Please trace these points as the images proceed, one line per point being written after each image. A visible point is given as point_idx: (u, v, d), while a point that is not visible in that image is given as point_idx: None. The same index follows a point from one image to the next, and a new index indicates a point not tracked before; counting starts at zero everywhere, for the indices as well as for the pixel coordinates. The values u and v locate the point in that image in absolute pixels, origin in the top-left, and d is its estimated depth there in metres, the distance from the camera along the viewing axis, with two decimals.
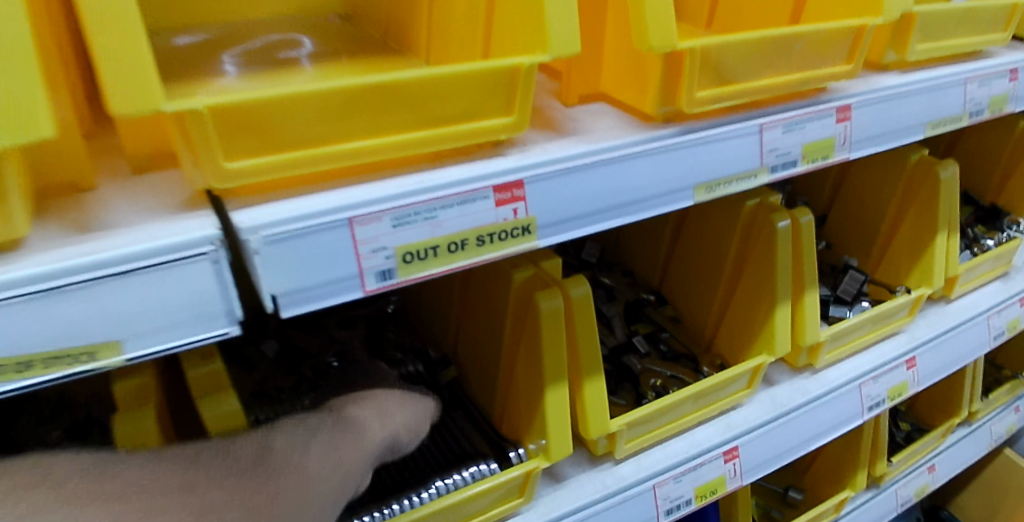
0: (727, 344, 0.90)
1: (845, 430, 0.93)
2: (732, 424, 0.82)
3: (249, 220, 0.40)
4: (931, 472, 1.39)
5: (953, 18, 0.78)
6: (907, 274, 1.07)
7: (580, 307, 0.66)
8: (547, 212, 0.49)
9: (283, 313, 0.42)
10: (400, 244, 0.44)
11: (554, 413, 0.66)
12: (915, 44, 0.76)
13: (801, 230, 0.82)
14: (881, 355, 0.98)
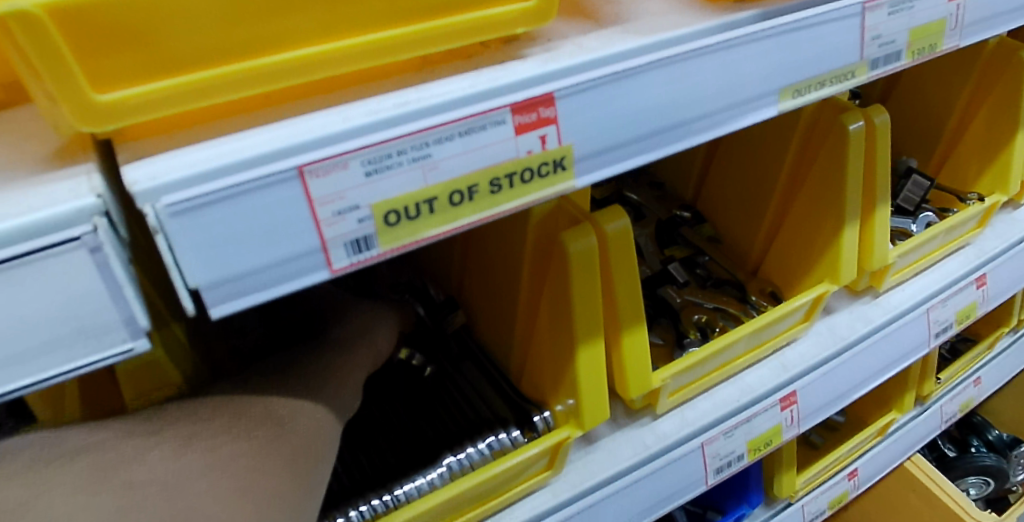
0: (775, 269, 0.77)
1: (909, 360, 0.82)
2: (788, 364, 0.70)
3: (145, 180, 0.26)
4: (977, 385, 1.30)
5: None
6: (978, 178, 0.92)
7: (618, 246, 0.52)
8: (590, 139, 0.35)
9: (211, 312, 0.28)
10: (379, 200, 0.30)
11: (588, 375, 0.54)
12: None
13: (874, 132, 0.67)
14: (949, 273, 0.86)
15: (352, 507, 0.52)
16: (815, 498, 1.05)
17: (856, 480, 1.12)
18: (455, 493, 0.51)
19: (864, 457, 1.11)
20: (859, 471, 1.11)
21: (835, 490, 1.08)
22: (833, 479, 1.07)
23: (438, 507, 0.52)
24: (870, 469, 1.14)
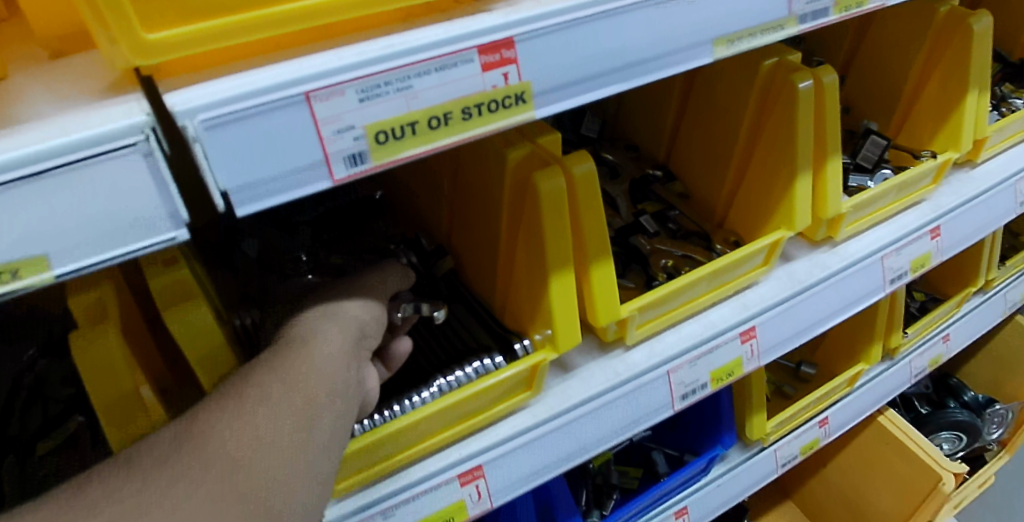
0: (739, 221, 0.84)
1: (865, 304, 0.89)
2: (748, 304, 0.78)
3: (182, 101, 0.33)
4: (946, 341, 1.37)
5: None
6: (932, 138, 0.98)
7: (584, 187, 0.59)
8: (546, 77, 0.42)
9: (237, 211, 0.36)
10: (370, 122, 0.37)
11: (560, 303, 0.61)
12: None
13: (823, 91, 0.74)
14: (904, 225, 0.92)
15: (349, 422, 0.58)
16: (787, 443, 1.13)
17: (827, 429, 1.19)
18: (445, 405, 0.58)
19: (834, 407, 1.18)
20: (829, 420, 1.18)
21: (807, 437, 1.15)
22: (804, 426, 1.15)
23: (427, 419, 0.58)
24: (841, 419, 1.21)
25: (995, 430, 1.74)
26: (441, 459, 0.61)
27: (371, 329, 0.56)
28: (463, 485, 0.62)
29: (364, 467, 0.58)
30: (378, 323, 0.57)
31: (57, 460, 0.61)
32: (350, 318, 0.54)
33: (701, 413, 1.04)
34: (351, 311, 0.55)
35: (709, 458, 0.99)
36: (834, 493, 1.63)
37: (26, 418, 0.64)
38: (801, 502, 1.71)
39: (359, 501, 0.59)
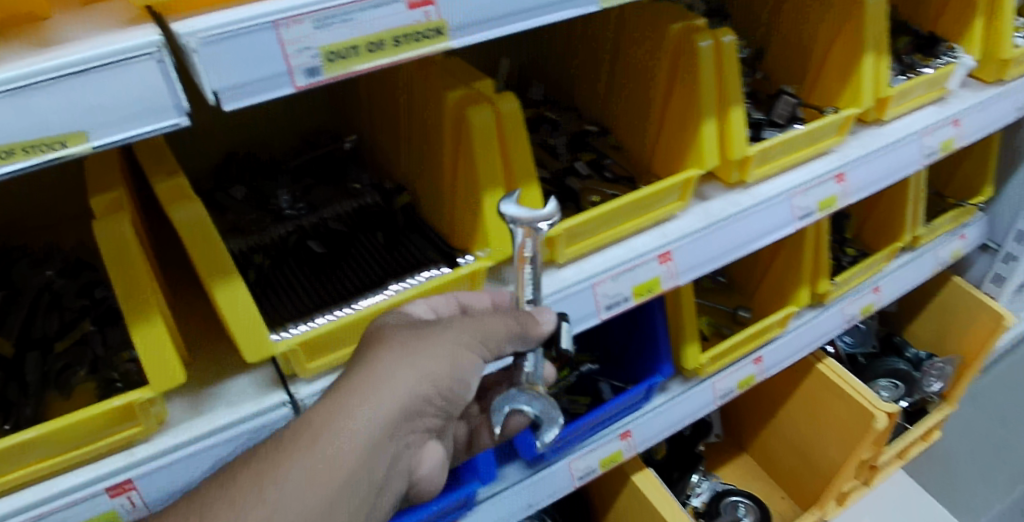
0: (662, 166, 0.96)
1: (775, 237, 1.02)
2: (666, 233, 0.91)
3: (187, 26, 0.47)
4: (876, 292, 1.51)
5: None
6: (837, 96, 1.12)
7: (511, 120, 0.72)
8: (458, 16, 0.56)
9: (224, 107, 0.50)
10: (324, 45, 0.52)
11: (492, 218, 0.74)
12: None
13: (723, 50, 0.86)
14: (812, 170, 1.06)
15: (297, 323, 0.72)
16: (725, 377, 1.26)
17: (762, 367, 1.32)
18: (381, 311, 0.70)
19: (768, 346, 1.31)
20: (763, 357, 1.31)
21: (742, 373, 1.29)
22: (738, 363, 1.28)
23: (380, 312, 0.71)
24: (775, 358, 1.34)
25: (935, 383, 1.89)
26: None
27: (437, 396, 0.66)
28: None
29: (331, 350, 0.70)
30: (447, 389, 0.66)
31: (72, 355, 0.73)
32: (405, 397, 0.63)
33: (642, 346, 1.17)
34: (414, 387, 0.64)
35: (648, 385, 1.11)
36: (786, 445, 1.76)
37: (47, 323, 0.76)
38: (758, 454, 1.85)
39: (327, 381, 0.71)
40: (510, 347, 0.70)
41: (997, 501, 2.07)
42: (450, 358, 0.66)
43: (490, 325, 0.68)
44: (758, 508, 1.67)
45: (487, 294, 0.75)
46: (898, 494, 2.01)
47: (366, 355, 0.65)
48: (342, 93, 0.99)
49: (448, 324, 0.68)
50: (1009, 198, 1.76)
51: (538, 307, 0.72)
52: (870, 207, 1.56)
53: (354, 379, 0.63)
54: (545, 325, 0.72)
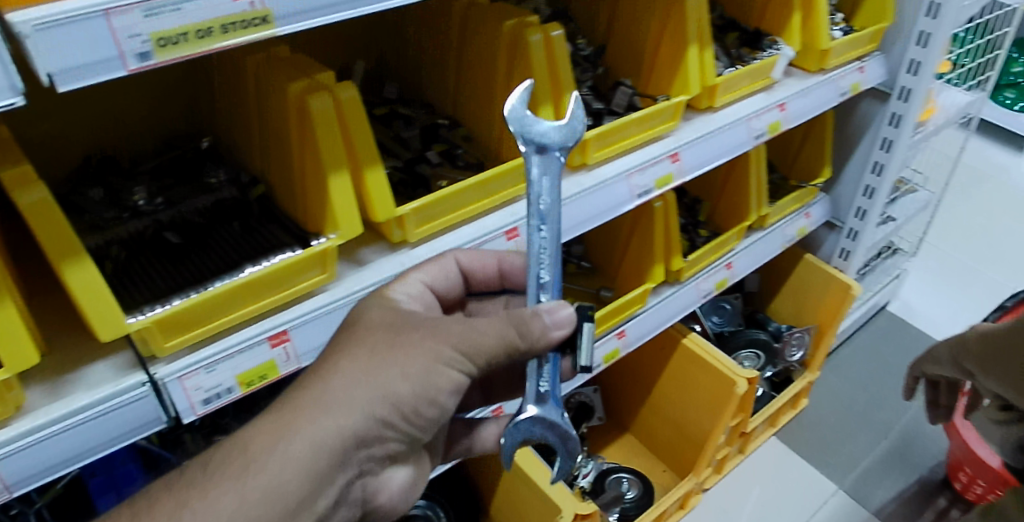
0: (508, 151, 1.04)
1: (618, 214, 1.13)
2: (514, 212, 0.99)
3: (19, 14, 0.52)
4: (729, 268, 1.66)
5: None
6: (669, 86, 1.24)
7: (351, 108, 0.78)
8: (281, 6, 0.64)
9: (60, 88, 0.55)
10: (153, 31, 0.58)
11: (339, 198, 0.79)
12: None
13: (552, 43, 0.95)
14: (647, 153, 1.17)
15: (152, 307, 0.76)
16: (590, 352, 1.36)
17: (626, 340, 1.43)
18: (235, 287, 0.74)
19: (630, 321, 1.42)
20: (626, 332, 1.42)
21: (607, 347, 1.39)
22: (603, 337, 1.38)
23: (235, 292, 0.75)
24: (639, 331, 1.45)
25: (796, 352, 2.06)
26: (254, 326, 0.79)
27: (402, 413, 0.68)
28: (274, 346, 0.79)
29: (187, 330, 0.74)
30: (414, 410, 0.68)
31: None
32: (362, 418, 0.66)
33: None
34: (376, 405, 0.66)
35: None
36: (663, 419, 1.89)
37: None
38: (640, 434, 1.97)
39: (184, 360, 0.75)
40: (501, 357, 0.69)
41: (867, 456, 2.07)
42: (421, 375, 0.67)
43: (471, 336, 0.68)
44: (640, 481, 1.82)
45: (493, 257, 0.88)
46: (775, 458, 2.08)
47: (346, 356, 0.68)
48: (199, 96, 1.02)
49: (429, 333, 0.69)
50: (848, 180, 1.94)
51: (545, 311, 0.70)
52: (719, 191, 1.71)
53: (318, 393, 0.66)
54: (551, 333, 0.69)
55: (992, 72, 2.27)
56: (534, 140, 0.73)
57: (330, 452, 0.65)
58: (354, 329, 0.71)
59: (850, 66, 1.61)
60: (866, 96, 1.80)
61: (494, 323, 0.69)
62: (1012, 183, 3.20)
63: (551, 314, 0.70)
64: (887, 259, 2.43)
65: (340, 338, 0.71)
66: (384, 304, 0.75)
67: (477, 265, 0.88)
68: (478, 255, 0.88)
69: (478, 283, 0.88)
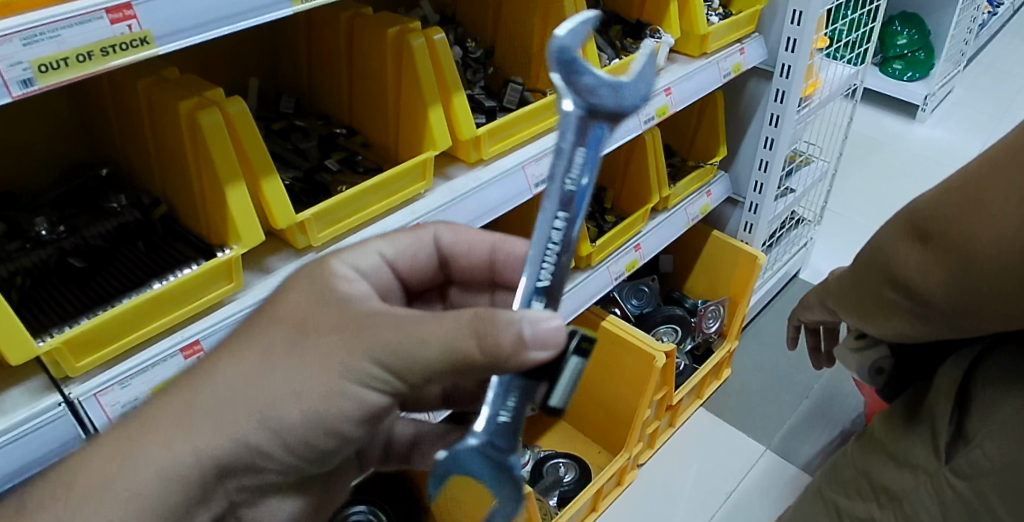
0: (406, 153, 1.09)
1: (517, 203, 1.19)
2: (415, 210, 1.05)
3: None
4: (637, 250, 1.75)
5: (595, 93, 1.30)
6: None
7: (241, 121, 0.82)
8: (160, 26, 0.67)
9: None
10: (34, 59, 0.60)
11: (238, 209, 0.83)
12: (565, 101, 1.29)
13: (435, 46, 1.01)
14: (541, 144, 1.24)
15: (59, 329, 0.77)
16: None
17: None
18: (143, 302, 0.77)
19: None
20: None
21: None
22: None
23: (143, 308, 0.78)
24: None
25: (712, 323, 2.16)
26: (165, 340, 0.82)
27: (288, 446, 0.57)
28: (187, 358, 0.82)
29: (99, 349, 0.76)
30: (305, 441, 0.57)
31: None
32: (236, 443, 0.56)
33: None
34: (257, 433, 0.56)
35: None
36: (592, 401, 1.97)
37: None
38: (573, 420, 2.05)
39: (99, 377, 0.77)
40: (447, 371, 0.53)
41: (793, 413, 2.21)
42: (320, 401, 0.55)
43: (406, 345, 0.53)
44: (576, 464, 1.90)
45: (486, 244, 0.79)
46: (702, 428, 2.18)
47: (235, 358, 0.57)
48: (95, 124, 1.04)
49: (355, 335, 0.55)
50: (744, 156, 2.06)
51: (526, 317, 0.50)
52: (622, 177, 1.80)
53: (181, 406, 0.56)
54: (528, 354, 0.50)
55: (868, 45, 2.43)
56: (584, 98, 0.54)
57: (184, 487, 0.56)
58: (271, 307, 0.60)
59: (730, 49, 1.72)
60: (751, 76, 1.92)
61: (456, 323, 0.52)
62: (902, 149, 3.42)
63: (533, 326, 0.50)
64: (793, 230, 2.58)
65: (253, 319, 0.60)
66: (339, 271, 0.65)
67: (465, 248, 0.79)
68: (468, 237, 0.79)
69: (465, 268, 0.80)
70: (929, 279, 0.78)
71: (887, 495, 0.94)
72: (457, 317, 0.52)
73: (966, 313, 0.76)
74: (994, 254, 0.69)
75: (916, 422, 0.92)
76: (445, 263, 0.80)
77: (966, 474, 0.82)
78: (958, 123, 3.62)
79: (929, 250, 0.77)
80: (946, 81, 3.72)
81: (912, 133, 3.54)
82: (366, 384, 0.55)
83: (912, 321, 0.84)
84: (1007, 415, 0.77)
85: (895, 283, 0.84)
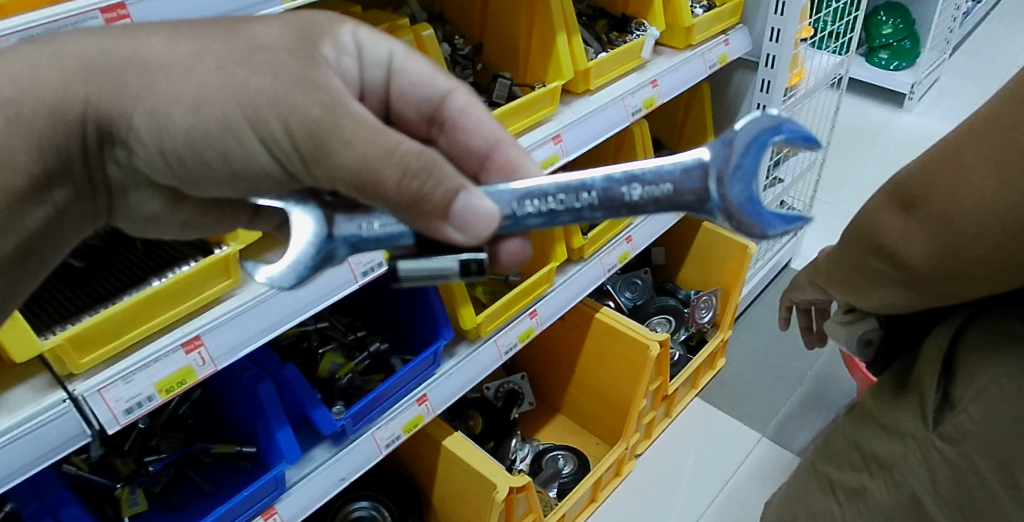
0: None
1: None
2: None
3: None
4: (630, 242, 1.76)
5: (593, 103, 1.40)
6: (544, 73, 1.33)
7: None
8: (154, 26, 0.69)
9: None
10: None
11: None
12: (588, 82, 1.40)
13: (424, 42, 1.03)
14: (531, 137, 1.27)
15: (63, 325, 0.80)
16: (505, 333, 1.44)
17: (539, 319, 1.50)
18: (142, 298, 0.80)
19: (540, 301, 1.50)
20: (537, 311, 1.49)
21: (521, 327, 1.46)
22: (516, 319, 1.46)
23: (142, 305, 0.81)
24: (550, 310, 1.53)
25: (705, 313, 2.18)
26: (166, 337, 0.85)
27: (161, 153, 0.59)
28: (188, 353, 0.85)
29: (102, 347, 0.79)
30: (181, 157, 0.59)
31: None
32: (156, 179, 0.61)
33: (424, 319, 1.35)
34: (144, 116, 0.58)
35: (433, 349, 1.29)
36: (590, 393, 1.99)
37: None
38: (571, 413, 2.07)
39: (102, 374, 0.80)
40: (355, 179, 0.55)
41: (788, 400, 2.23)
42: (215, 129, 0.57)
43: (334, 141, 0.54)
44: (575, 456, 1.91)
45: (494, 138, 0.73)
46: (698, 417, 2.20)
47: (168, 36, 0.58)
48: None
49: (297, 96, 0.55)
50: None
51: (466, 191, 0.56)
52: None
53: (89, 57, 0.57)
54: (443, 229, 0.56)
55: (852, 35, 2.46)
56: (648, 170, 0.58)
57: (61, 134, 0.58)
58: (242, 23, 0.60)
59: (715, 40, 1.74)
60: (737, 67, 1.94)
61: (408, 161, 0.54)
62: (889, 138, 3.45)
63: (463, 208, 0.56)
64: (783, 220, 2.61)
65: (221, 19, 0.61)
66: (335, 42, 0.66)
67: (468, 128, 0.74)
68: (479, 121, 0.74)
69: (455, 141, 0.75)
70: (913, 246, 0.80)
71: (877, 465, 0.97)
72: (423, 152, 0.54)
73: (948, 279, 0.78)
74: (975, 220, 0.71)
75: (904, 393, 0.94)
76: (440, 121, 0.75)
77: (954, 439, 0.84)
78: (944, 111, 3.65)
79: (912, 217, 0.80)
80: (932, 70, 3.75)
81: (899, 122, 3.57)
82: (265, 143, 0.57)
83: (898, 292, 0.86)
84: (992, 380, 0.80)
85: (880, 252, 0.86)
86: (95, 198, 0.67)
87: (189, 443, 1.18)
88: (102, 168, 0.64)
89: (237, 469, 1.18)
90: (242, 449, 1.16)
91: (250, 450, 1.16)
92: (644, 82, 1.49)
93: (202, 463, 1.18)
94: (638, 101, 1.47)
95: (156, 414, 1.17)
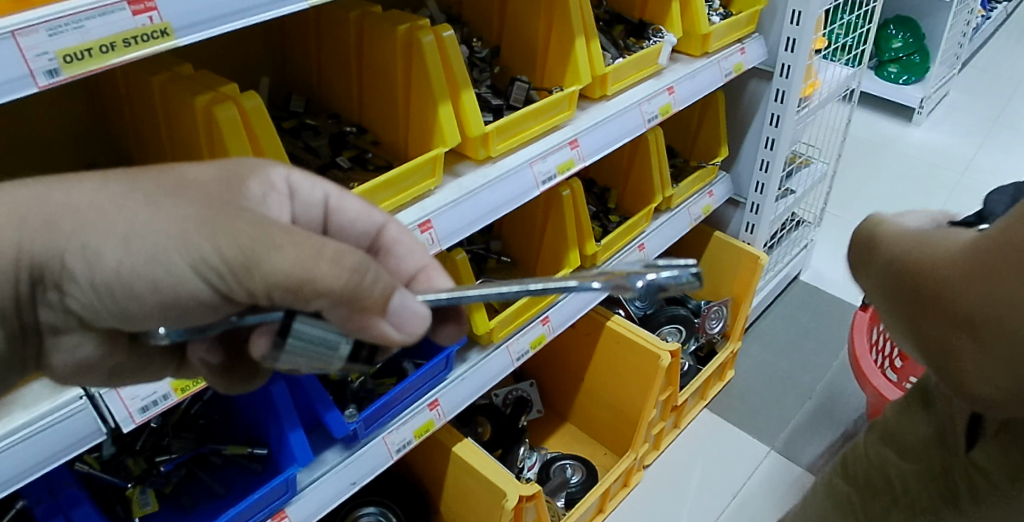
0: (416, 148, 1.11)
1: (523, 199, 1.21)
2: (425, 206, 1.09)
3: None
4: (642, 250, 1.75)
5: (608, 110, 1.39)
6: (561, 78, 1.32)
7: (256, 116, 0.87)
8: (179, 19, 0.68)
9: None
10: (59, 49, 0.62)
11: None
12: (606, 85, 1.39)
13: (444, 42, 1.02)
14: (548, 142, 1.26)
15: None
16: (517, 339, 1.42)
17: (551, 326, 1.48)
18: None
19: (553, 307, 1.48)
20: (550, 318, 1.47)
21: (533, 334, 1.44)
22: (528, 325, 1.44)
23: None
24: (562, 316, 1.51)
25: (715, 323, 2.17)
26: None
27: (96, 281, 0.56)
28: None
29: None
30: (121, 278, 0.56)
31: None
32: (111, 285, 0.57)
33: None
34: (109, 206, 0.54)
35: (446, 353, 1.27)
36: (600, 402, 1.97)
37: None
38: (580, 421, 2.05)
39: None
40: (285, 287, 0.54)
41: (797, 413, 2.21)
42: None
43: (267, 252, 0.53)
44: (583, 465, 1.89)
45: (422, 260, 0.79)
46: (707, 429, 2.18)
47: (97, 177, 0.56)
48: (105, 101, 1.05)
49: (223, 217, 0.55)
50: (745, 158, 2.07)
51: (402, 292, 0.59)
52: (625, 177, 1.81)
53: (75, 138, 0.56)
54: (381, 324, 0.57)
55: (865, 47, 2.45)
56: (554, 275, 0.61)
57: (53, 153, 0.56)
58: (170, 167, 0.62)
59: (731, 49, 1.73)
60: (752, 77, 1.93)
61: (342, 257, 0.54)
62: (901, 152, 3.44)
63: (398, 308, 0.58)
64: (794, 231, 2.59)
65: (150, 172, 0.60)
66: (263, 180, 0.69)
67: (401, 254, 0.79)
68: (410, 246, 0.79)
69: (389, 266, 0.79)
70: None
71: (895, 481, 0.95)
72: (355, 250, 0.55)
73: None
74: None
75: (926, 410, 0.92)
76: (377, 249, 0.80)
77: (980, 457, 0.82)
78: (954, 126, 3.65)
79: None
80: (942, 84, 3.74)
81: (908, 136, 3.56)
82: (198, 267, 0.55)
83: None
84: None
85: None
86: (24, 342, 0.62)
87: (200, 444, 1.17)
88: (32, 310, 0.59)
89: (248, 471, 1.16)
90: (253, 450, 1.14)
91: (261, 452, 1.15)
92: (658, 88, 1.49)
93: (213, 464, 1.17)
94: (653, 110, 1.46)
95: (169, 413, 1.17)
